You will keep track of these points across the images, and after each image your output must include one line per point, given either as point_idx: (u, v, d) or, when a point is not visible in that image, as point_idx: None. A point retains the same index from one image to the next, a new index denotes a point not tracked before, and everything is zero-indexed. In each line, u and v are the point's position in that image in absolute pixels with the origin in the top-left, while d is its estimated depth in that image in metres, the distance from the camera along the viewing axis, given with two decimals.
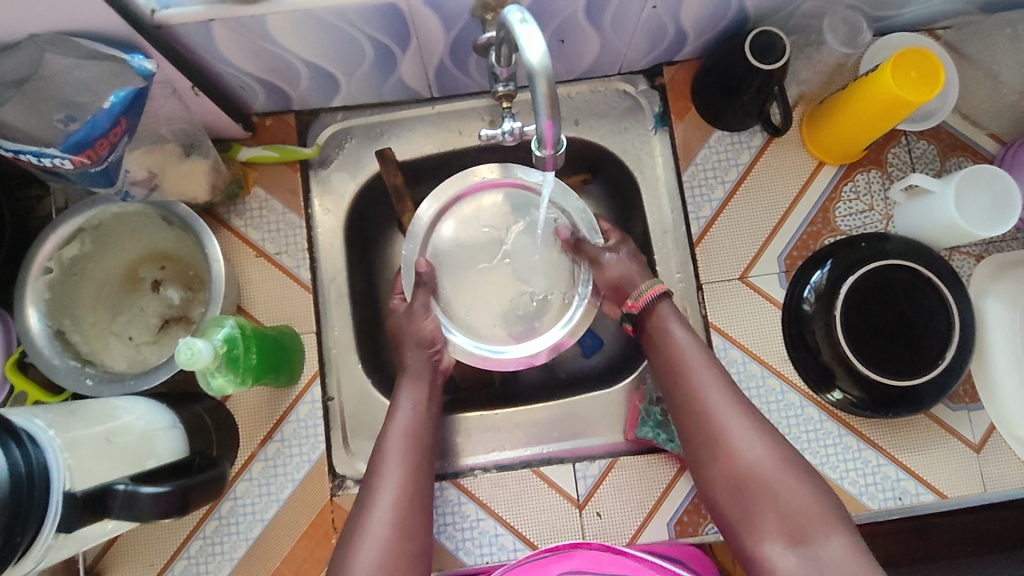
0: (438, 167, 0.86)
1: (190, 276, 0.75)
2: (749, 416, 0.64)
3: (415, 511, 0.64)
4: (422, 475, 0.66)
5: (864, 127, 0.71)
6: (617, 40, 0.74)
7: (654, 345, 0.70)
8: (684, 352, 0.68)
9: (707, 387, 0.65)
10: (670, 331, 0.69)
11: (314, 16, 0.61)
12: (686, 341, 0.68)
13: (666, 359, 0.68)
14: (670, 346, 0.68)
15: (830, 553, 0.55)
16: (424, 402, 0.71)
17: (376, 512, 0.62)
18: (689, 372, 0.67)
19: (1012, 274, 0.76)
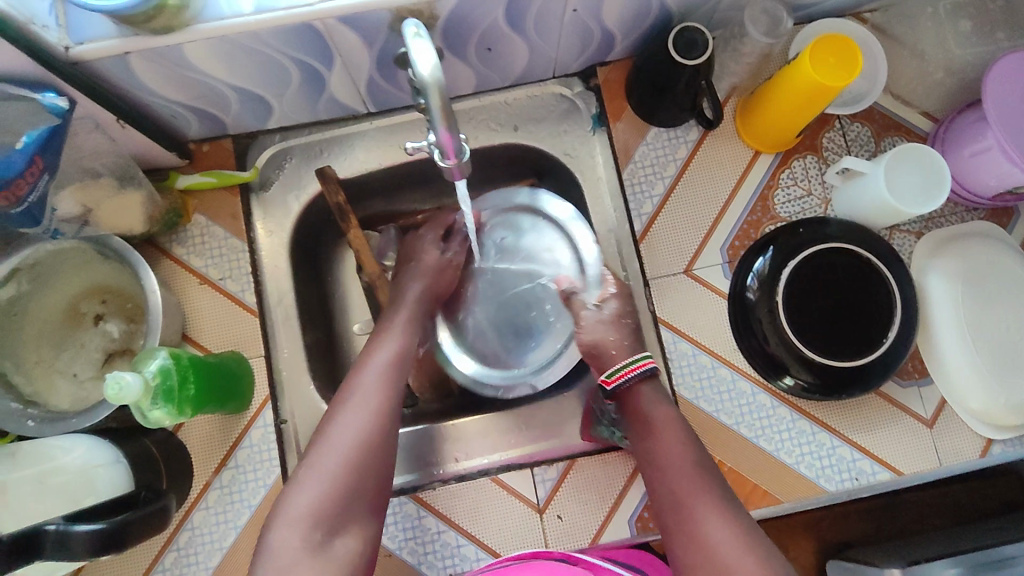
0: (381, 183, 0.86)
1: (131, 308, 0.75)
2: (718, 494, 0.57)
3: (387, 431, 0.60)
4: (398, 395, 0.63)
5: (797, 115, 0.72)
6: (545, 44, 0.74)
7: (641, 435, 0.64)
8: (670, 443, 0.61)
9: (687, 477, 0.59)
10: (656, 420, 0.63)
11: (232, 43, 0.61)
12: (668, 431, 0.62)
13: (650, 451, 0.62)
14: (652, 436, 0.62)
15: None
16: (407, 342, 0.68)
17: (344, 425, 0.59)
18: (668, 463, 0.60)
19: (951, 249, 0.77)
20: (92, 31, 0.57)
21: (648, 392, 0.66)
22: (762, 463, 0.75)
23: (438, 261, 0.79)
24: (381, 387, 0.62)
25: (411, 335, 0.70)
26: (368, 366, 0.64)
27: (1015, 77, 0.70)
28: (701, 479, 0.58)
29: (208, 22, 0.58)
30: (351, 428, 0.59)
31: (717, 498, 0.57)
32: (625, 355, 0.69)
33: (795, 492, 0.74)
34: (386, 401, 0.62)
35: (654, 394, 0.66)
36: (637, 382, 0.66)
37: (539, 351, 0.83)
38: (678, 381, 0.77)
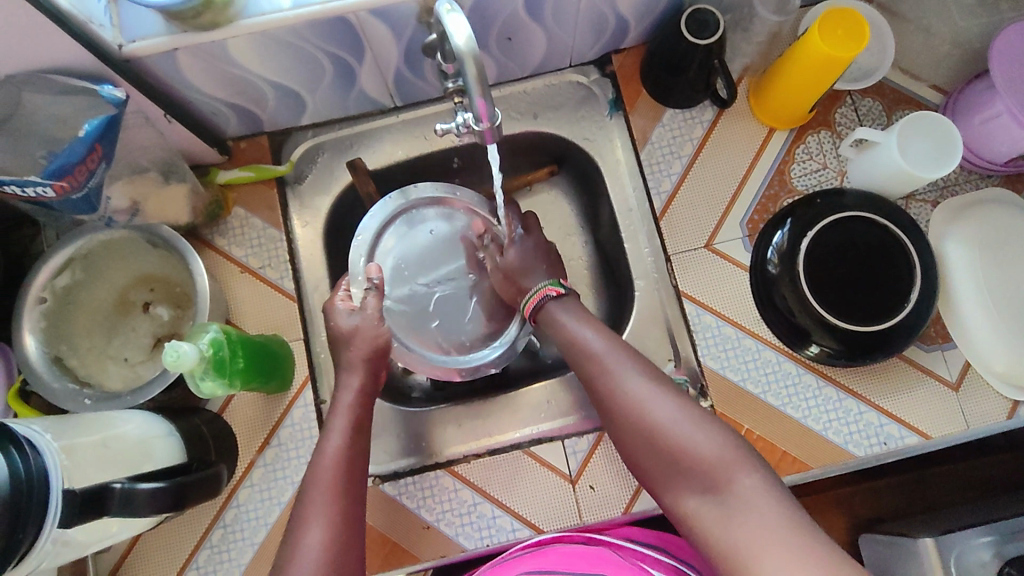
0: (409, 174, 0.90)
1: (177, 294, 0.78)
2: (650, 378, 0.60)
3: (348, 535, 0.57)
4: (358, 483, 0.61)
5: (809, 89, 0.74)
6: (562, 33, 0.78)
7: (604, 397, 0.62)
8: (633, 388, 0.60)
9: (639, 386, 0.60)
10: (616, 378, 0.61)
11: (271, 38, 0.65)
12: (630, 381, 0.60)
13: (618, 409, 0.60)
14: (615, 392, 0.61)
15: (743, 497, 0.50)
16: (358, 431, 0.65)
17: (310, 537, 0.55)
18: (606, 365, 0.63)
19: (968, 216, 0.79)
20: (144, 30, 0.62)
21: (565, 306, 0.70)
22: (791, 431, 0.76)
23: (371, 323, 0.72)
24: (339, 479, 0.60)
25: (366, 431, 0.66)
26: (316, 479, 0.59)
27: (1020, 44, 0.72)
28: (624, 356, 0.63)
29: (250, 18, 0.63)
30: (317, 536, 0.55)
31: (642, 368, 0.62)
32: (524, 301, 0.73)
33: (823, 458, 0.75)
34: (343, 505, 0.58)
35: (568, 307, 0.70)
36: (541, 306, 0.71)
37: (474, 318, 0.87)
38: (703, 352, 0.79)
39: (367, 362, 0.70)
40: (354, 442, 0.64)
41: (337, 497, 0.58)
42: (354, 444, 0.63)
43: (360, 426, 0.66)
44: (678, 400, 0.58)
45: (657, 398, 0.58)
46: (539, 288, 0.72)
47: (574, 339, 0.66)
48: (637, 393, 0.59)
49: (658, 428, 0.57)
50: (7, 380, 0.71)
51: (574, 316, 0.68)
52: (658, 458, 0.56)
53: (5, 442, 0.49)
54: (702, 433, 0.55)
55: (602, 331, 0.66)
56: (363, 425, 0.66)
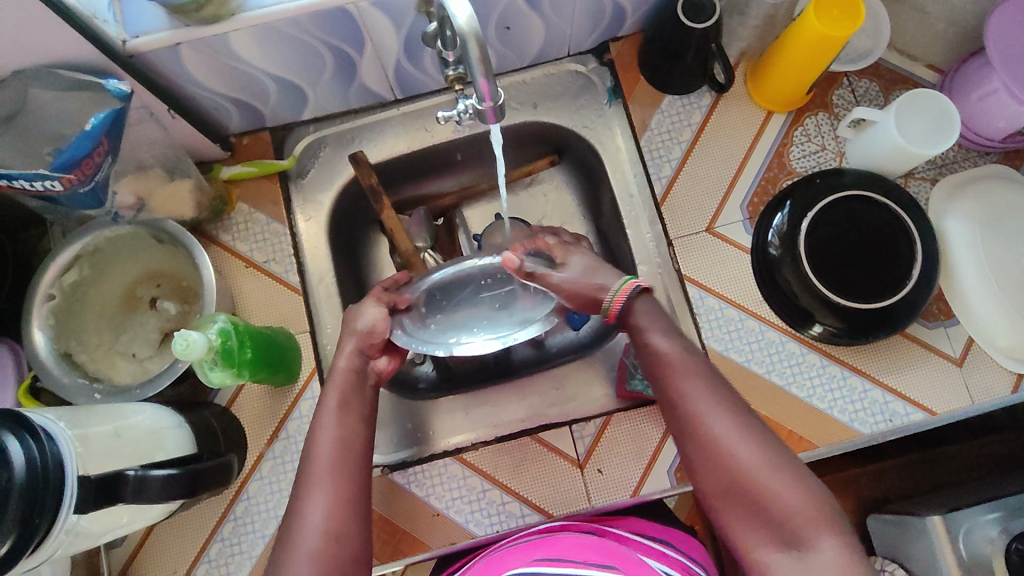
0: (411, 166, 0.91)
1: (184, 288, 0.79)
2: (730, 409, 0.56)
3: (356, 510, 0.57)
4: (360, 469, 0.60)
5: (805, 70, 0.75)
6: (560, 21, 0.79)
7: (680, 423, 0.58)
8: (717, 423, 0.55)
9: (719, 419, 0.55)
10: (698, 407, 0.56)
11: (273, 30, 0.66)
12: (714, 415, 0.56)
13: (696, 442, 0.56)
14: (696, 421, 0.56)
15: (825, 558, 0.48)
16: (352, 403, 0.64)
17: (308, 518, 0.55)
18: (682, 389, 0.58)
19: (967, 192, 0.79)
20: (148, 25, 0.63)
21: (643, 307, 0.64)
22: (796, 410, 0.76)
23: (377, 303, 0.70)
24: (334, 465, 0.59)
25: (362, 407, 0.64)
26: (312, 466, 0.59)
27: (1015, 20, 0.72)
28: (703, 380, 0.58)
29: (251, 10, 0.63)
30: (317, 519, 0.55)
31: (722, 395, 0.57)
32: (607, 290, 0.65)
33: (828, 437, 0.76)
34: (345, 483, 0.58)
35: (648, 309, 0.64)
36: (635, 299, 0.64)
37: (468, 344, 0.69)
38: (707, 334, 0.79)
39: (363, 338, 0.67)
40: (348, 417, 0.63)
41: (336, 474, 0.58)
42: (347, 428, 0.62)
43: (352, 402, 0.64)
44: (761, 439, 0.54)
45: (737, 435, 0.54)
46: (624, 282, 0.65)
47: (654, 354, 0.60)
48: (719, 427, 0.55)
49: (740, 471, 0.53)
50: (17, 377, 0.71)
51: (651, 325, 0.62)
52: (733, 498, 0.54)
53: (19, 429, 0.49)
54: (786, 481, 0.52)
55: (685, 349, 0.60)
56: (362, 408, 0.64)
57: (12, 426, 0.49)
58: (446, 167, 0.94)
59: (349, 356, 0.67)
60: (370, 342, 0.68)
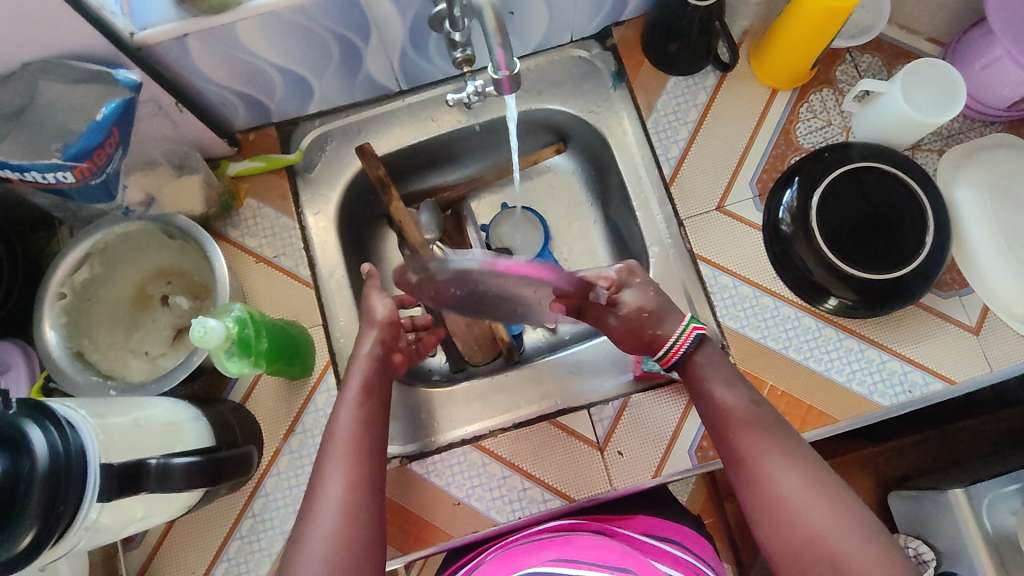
0: (417, 157, 0.90)
1: (196, 285, 0.78)
2: (799, 468, 0.57)
3: (368, 494, 0.58)
4: (375, 457, 0.60)
5: (810, 46, 0.75)
6: (563, 5, 0.79)
7: (748, 482, 0.59)
8: (790, 483, 0.56)
9: (789, 478, 0.57)
10: (769, 465, 0.58)
11: (280, 20, 0.66)
12: (784, 475, 0.57)
13: (766, 501, 0.57)
14: (766, 479, 0.57)
15: None
16: (373, 392, 0.65)
17: (324, 496, 0.56)
18: (749, 449, 0.59)
19: (977, 159, 0.80)
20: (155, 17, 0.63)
21: (704, 354, 0.66)
22: (816, 385, 0.76)
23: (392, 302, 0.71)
24: (355, 452, 0.60)
25: (383, 393, 0.65)
26: (330, 446, 0.60)
27: None
28: (768, 439, 0.59)
29: None
30: (330, 498, 0.56)
31: (789, 452, 0.58)
32: (669, 335, 0.65)
33: (849, 410, 0.75)
34: (360, 466, 0.59)
35: (711, 354, 0.66)
36: (693, 350, 0.66)
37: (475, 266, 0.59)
38: (722, 313, 0.78)
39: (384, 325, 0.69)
40: (367, 408, 0.63)
41: (352, 458, 0.59)
42: (368, 410, 0.63)
43: (373, 391, 0.65)
44: (834, 500, 0.55)
45: (807, 496, 0.56)
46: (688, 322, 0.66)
47: (719, 407, 0.62)
48: (790, 487, 0.56)
49: (817, 534, 0.54)
50: (30, 378, 0.71)
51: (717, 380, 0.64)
52: (807, 562, 0.54)
53: (41, 418, 0.49)
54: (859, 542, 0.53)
55: (752, 403, 0.62)
56: (376, 393, 0.65)
57: (34, 415, 0.49)
58: (452, 159, 0.94)
59: (370, 344, 0.68)
60: (391, 331, 0.69)
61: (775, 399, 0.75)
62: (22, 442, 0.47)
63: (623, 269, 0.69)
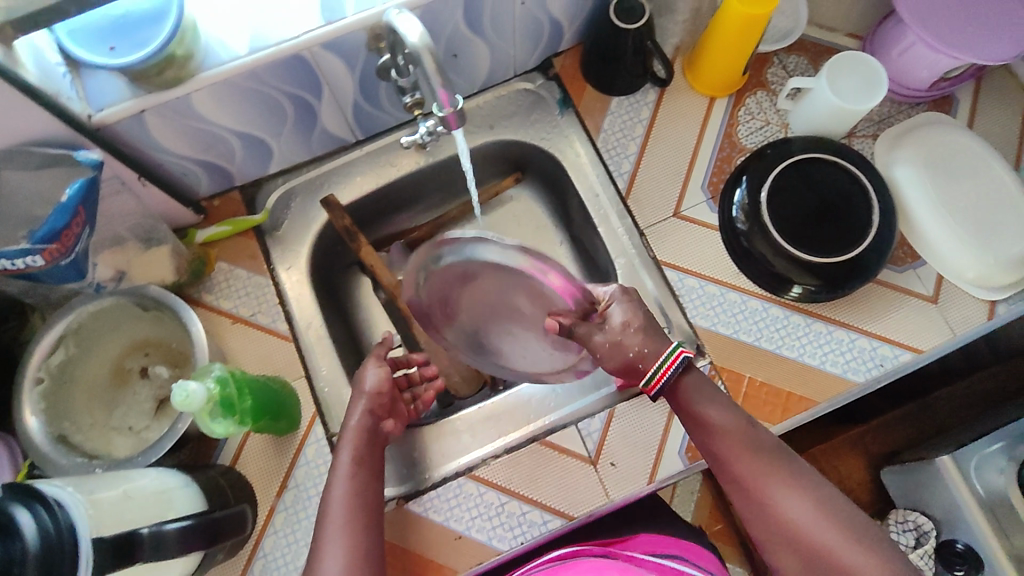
0: (381, 202, 0.93)
1: (174, 353, 0.79)
2: (799, 489, 0.59)
3: (371, 564, 0.59)
4: (374, 526, 0.61)
5: (737, 52, 0.80)
6: (503, 43, 0.83)
7: (753, 504, 0.61)
8: (794, 506, 0.59)
9: (791, 500, 0.59)
10: (774, 493, 0.59)
11: (232, 87, 0.69)
12: (786, 498, 0.59)
13: (772, 524, 0.59)
14: (770, 501, 0.59)
15: None
16: (364, 458, 0.66)
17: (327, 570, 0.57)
18: (749, 474, 0.61)
19: (907, 141, 0.84)
20: (110, 97, 0.65)
21: (693, 378, 0.66)
22: (792, 371, 0.78)
23: (382, 375, 0.71)
24: (355, 519, 0.61)
25: (372, 458, 0.66)
26: (329, 516, 0.61)
27: None
28: (767, 463, 0.61)
29: (209, 69, 0.66)
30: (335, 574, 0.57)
31: (788, 476, 0.60)
32: (653, 361, 0.64)
33: (827, 391, 0.77)
34: (360, 536, 0.60)
35: (698, 381, 0.66)
36: (681, 373, 0.66)
37: (496, 249, 0.75)
38: (693, 313, 0.80)
39: (372, 399, 0.70)
40: (361, 476, 0.64)
41: (350, 530, 0.60)
42: (361, 480, 0.64)
43: (365, 459, 0.66)
44: (836, 516, 0.58)
45: (809, 515, 0.58)
46: (673, 349, 0.64)
47: (712, 430, 0.63)
48: (793, 510, 0.58)
49: (827, 556, 0.56)
50: (12, 467, 0.68)
51: (708, 404, 0.64)
52: None
53: (29, 500, 0.48)
54: (862, 555, 0.56)
55: (742, 422, 0.63)
56: (368, 462, 0.66)
57: (22, 497, 0.48)
58: (416, 200, 0.96)
59: (359, 415, 0.69)
60: (380, 403, 0.71)
61: (754, 389, 0.77)
62: (10, 527, 0.46)
63: (616, 289, 0.69)
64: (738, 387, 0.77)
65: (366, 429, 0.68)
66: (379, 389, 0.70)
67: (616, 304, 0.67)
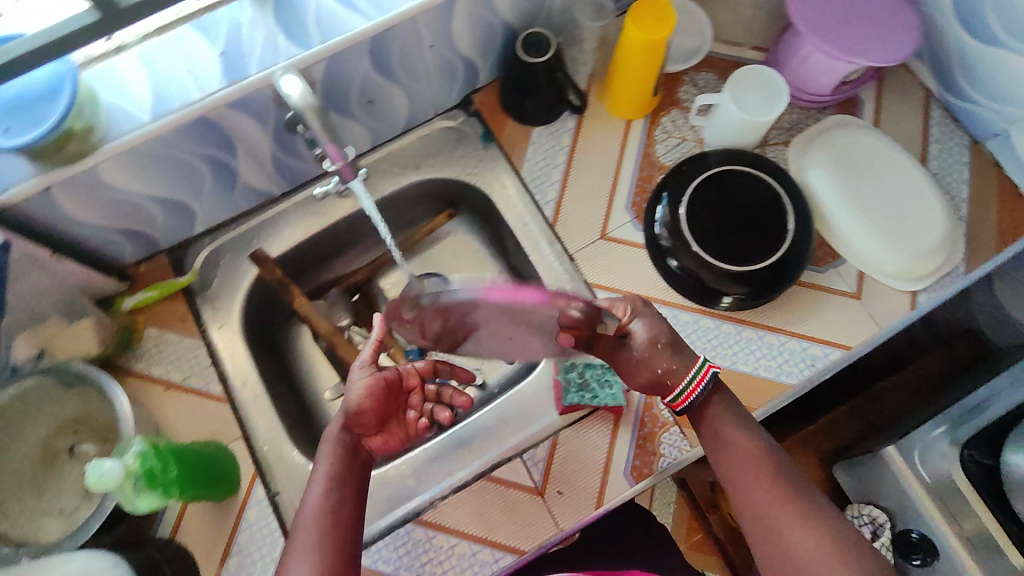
0: (313, 252, 0.92)
1: (103, 430, 0.75)
2: (816, 521, 0.58)
3: None
4: (346, 549, 0.56)
5: (644, 76, 0.82)
6: (418, 86, 0.85)
7: (765, 534, 0.59)
8: (807, 537, 0.57)
9: (805, 532, 0.57)
10: (787, 523, 0.58)
11: (140, 154, 0.68)
12: (800, 529, 0.58)
13: (784, 556, 0.58)
14: (783, 532, 0.58)
15: None
16: (345, 474, 0.60)
17: None
18: (765, 501, 0.60)
19: (817, 144, 0.87)
20: (14, 176, 0.63)
21: (720, 401, 0.67)
22: (729, 379, 0.78)
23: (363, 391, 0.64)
24: (325, 537, 0.56)
25: (353, 472, 0.61)
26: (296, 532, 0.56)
27: None
28: (784, 491, 0.60)
29: (115, 139, 0.65)
30: None
31: (803, 507, 0.59)
32: (682, 375, 0.66)
33: (765, 396, 0.78)
34: (329, 555, 0.54)
35: (725, 407, 0.66)
36: (710, 392, 0.67)
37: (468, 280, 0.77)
38: None
39: (348, 417, 0.64)
40: (337, 492, 0.59)
41: (315, 550, 0.55)
42: (338, 495, 0.59)
43: (345, 476, 0.60)
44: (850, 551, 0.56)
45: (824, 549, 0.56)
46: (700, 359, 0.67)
47: (732, 452, 0.63)
48: (805, 541, 0.57)
49: None
50: None
51: (733, 428, 0.64)
52: None
53: None
54: None
55: (761, 447, 0.63)
56: (351, 479, 0.61)
57: None
58: (350, 245, 0.96)
59: (335, 426, 0.65)
60: (358, 418, 0.64)
61: None
62: None
63: (634, 301, 0.70)
64: None
65: (342, 446, 0.63)
66: (358, 407, 0.64)
67: (639, 320, 0.69)
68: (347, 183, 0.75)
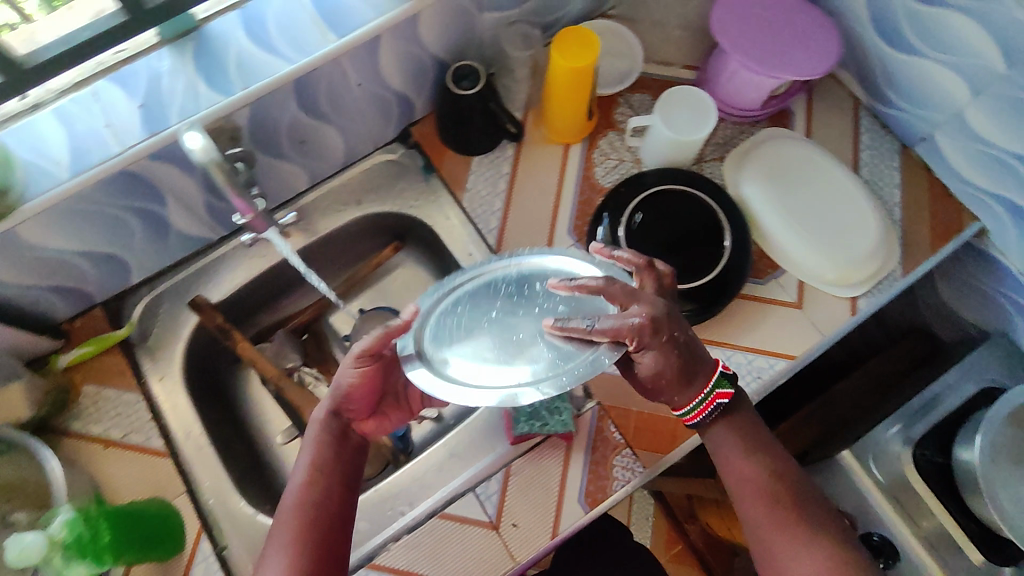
0: (257, 295, 0.91)
1: (38, 493, 0.69)
2: (816, 551, 0.60)
3: None
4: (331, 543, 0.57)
5: (575, 102, 0.83)
6: (352, 123, 0.84)
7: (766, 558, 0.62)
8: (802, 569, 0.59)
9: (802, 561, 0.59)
10: (785, 552, 0.60)
11: (60, 212, 0.67)
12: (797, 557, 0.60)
13: None
14: (781, 559, 0.60)
15: None
16: (335, 463, 0.61)
17: None
18: (765, 528, 0.62)
19: (751, 158, 0.88)
20: None
21: (732, 424, 0.66)
22: None
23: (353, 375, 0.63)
24: (309, 525, 0.56)
25: (343, 453, 0.62)
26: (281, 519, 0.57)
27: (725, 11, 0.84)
28: (785, 519, 0.62)
29: (33, 198, 0.64)
30: None
31: (802, 535, 0.61)
32: (688, 399, 0.65)
33: None
34: (310, 545, 0.55)
35: (737, 430, 0.66)
36: (715, 418, 0.66)
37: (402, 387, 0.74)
38: None
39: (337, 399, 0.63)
40: (325, 481, 0.59)
41: (298, 540, 0.55)
42: (327, 483, 0.59)
43: (333, 464, 0.60)
44: None
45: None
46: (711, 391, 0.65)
47: (736, 476, 0.65)
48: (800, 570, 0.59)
49: None
50: None
51: (740, 453, 0.65)
52: None
53: None
54: None
55: (765, 473, 0.64)
56: (341, 466, 0.61)
57: None
58: (296, 285, 0.95)
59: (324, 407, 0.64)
60: (346, 400, 0.63)
61: (643, 423, 0.77)
62: None
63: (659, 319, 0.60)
64: (627, 424, 0.77)
65: (332, 427, 0.62)
66: (347, 389, 0.63)
67: (650, 353, 0.62)
68: (260, 232, 0.82)
